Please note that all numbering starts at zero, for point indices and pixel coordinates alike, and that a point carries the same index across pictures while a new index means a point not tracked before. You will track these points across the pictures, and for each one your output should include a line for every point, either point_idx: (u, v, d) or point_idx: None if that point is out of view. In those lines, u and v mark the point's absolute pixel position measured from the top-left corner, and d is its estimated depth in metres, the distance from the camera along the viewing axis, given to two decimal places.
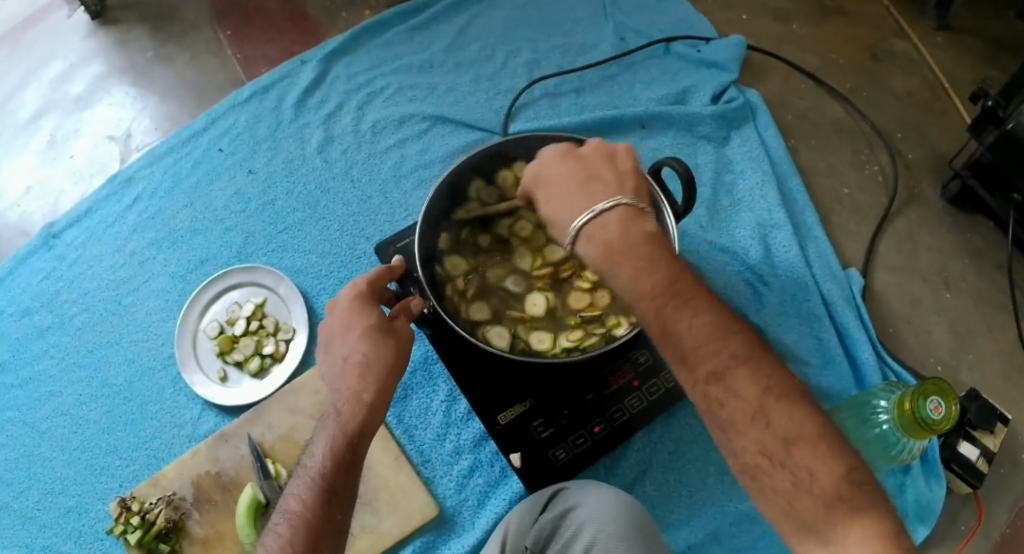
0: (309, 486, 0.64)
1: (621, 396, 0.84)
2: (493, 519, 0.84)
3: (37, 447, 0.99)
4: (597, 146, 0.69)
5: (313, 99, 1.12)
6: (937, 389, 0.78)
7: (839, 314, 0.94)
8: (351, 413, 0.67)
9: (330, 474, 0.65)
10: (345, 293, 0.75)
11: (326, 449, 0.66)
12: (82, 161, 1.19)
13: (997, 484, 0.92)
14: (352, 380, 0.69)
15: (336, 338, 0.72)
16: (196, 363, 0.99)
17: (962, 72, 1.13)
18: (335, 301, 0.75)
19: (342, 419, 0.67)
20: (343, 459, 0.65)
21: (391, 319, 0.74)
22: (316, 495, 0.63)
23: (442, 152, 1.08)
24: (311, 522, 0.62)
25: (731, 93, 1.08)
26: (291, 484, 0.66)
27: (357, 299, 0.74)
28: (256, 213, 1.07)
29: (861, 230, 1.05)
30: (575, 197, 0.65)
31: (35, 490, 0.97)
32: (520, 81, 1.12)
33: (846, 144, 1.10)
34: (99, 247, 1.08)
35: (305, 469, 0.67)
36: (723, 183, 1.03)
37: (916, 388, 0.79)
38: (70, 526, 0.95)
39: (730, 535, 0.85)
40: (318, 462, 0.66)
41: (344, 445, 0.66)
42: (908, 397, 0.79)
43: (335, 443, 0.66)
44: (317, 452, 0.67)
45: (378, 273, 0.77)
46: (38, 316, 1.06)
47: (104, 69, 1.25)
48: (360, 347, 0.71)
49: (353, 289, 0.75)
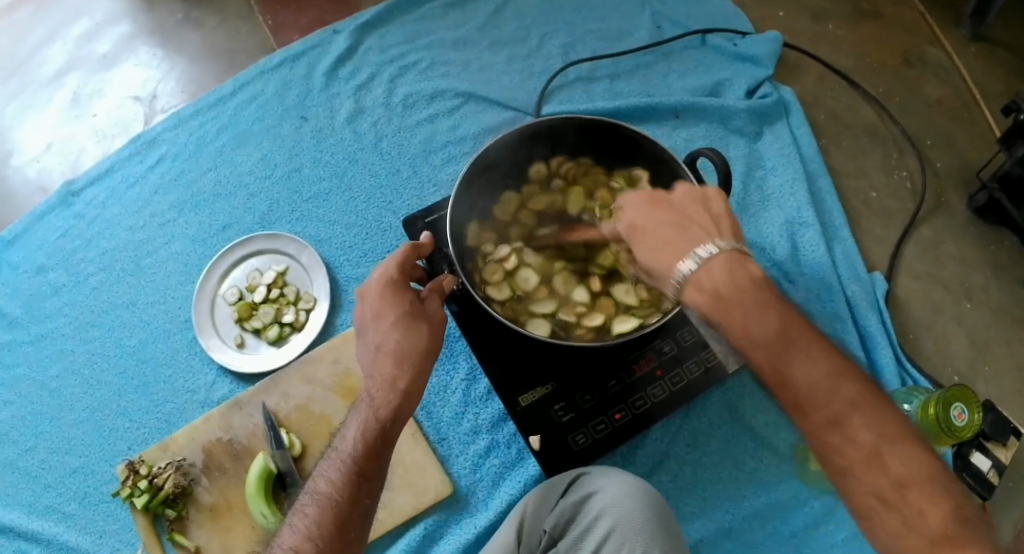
0: (340, 468, 0.67)
1: (644, 385, 0.83)
2: (507, 501, 0.84)
3: (46, 404, 0.99)
4: (687, 191, 0.70)
5: (345, 69, 1.11)
6: (962, 396, 0.79)
7: (862, 316, 0.94)
8: (385, 400, 0.69)
9: (361, 458, 0.67)
10: (377, 275, 0.73)
11: (358, 435, 0.68)
12: (104, 121, 1.19)
13: (1008, 496, 0.92)
14: (387, 367, 0.70)
15: (369, 323, 0.72)
16: (213, 328, 0.99)
17: (995, 84, 1.12)
18: (366, 283, 0.74)
19: (375, 404, 0.69)
20: (373, 444, 0.67)
21: (423, 301, 0.74)
22: (345, 478, 0.66)
23: (473, 129, 1.07)
24: (340, 505, 0.65)
25: (766, 88, 1.07)
26: (322, 464, 0.69)
27: (389, 284, 0.72)
28: (282, 180, 1.07)
29: (887, 235, 1.04)
30: (674, 243, 0.67)
31: (43, 448, 0.97)
32: (554, 64, 1.11)
33: (877, 147, 1.09)
34: (119, 207, 1.08)
35: (335, 450, 0.69)
36: (754, 178, 1.03)
37: (941, 394, 0.80)
38: (76, 487, 0.95)
39: (741, 531, 0.85)
40: (350, 445, 0.68)
41: (374, 430, 0.68)
42: (932, 402, 0.80)
43: (366, 428, 0.68)
44: (348, 435, 0.68)
45: (406, 252, 0.75)
46: (53, 274, 1.06)
47: (131, 29, 1.25)
48: (394, 335, 0.70)
49: (384, 271, 0.73)
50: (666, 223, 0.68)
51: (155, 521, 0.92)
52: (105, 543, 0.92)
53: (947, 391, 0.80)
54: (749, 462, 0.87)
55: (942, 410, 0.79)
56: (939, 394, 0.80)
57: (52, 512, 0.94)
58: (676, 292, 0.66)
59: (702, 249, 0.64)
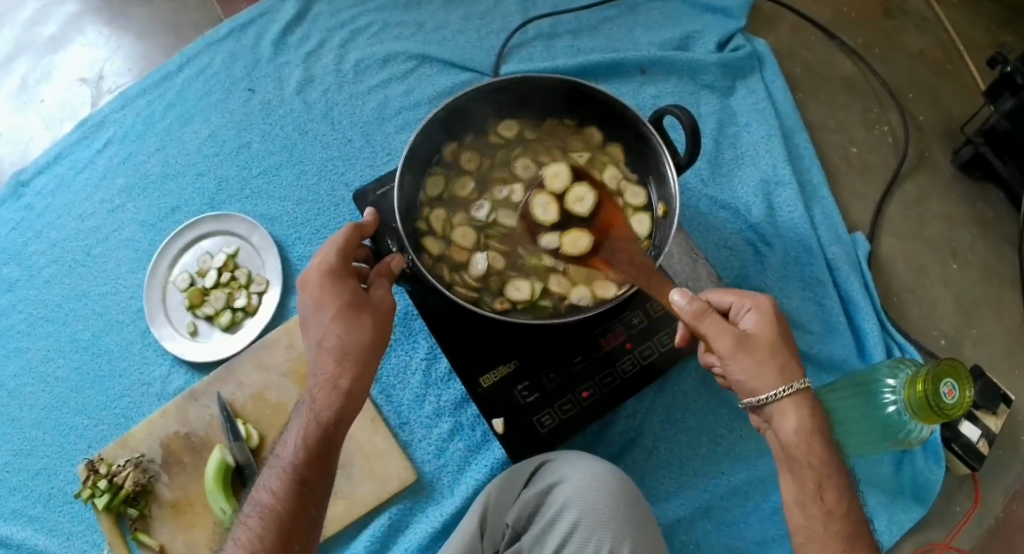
0: (280, 478, 0.63)
1: (613, 359, 0.78)
2: (473, 487, 0.80)
3: (3, 406, 0.94)
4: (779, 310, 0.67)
5: (293, 37, 1.05)
6: (952, 371, 0.67)
7: (844, 279, 0.90)
8: (325, 398, 0.64)
9: (302, 467, 0.63)
10: (318, 262, 0.66)
11: (299, 440, 0.63)
12: (53, 106, 1.13)
13: (995, 464, 0.90)
14: (329, 366, 0.64)
15: (310, 313, 0.65)
16: (165, 317, 0.94)
17: (977, 34, 1.06)
18: (306, 272, 0.67)
19: (315, 402, 0.64)
20: (315, 451, 0.63)
21: (368, 289, 0.68)
22: (287, 488, 0.62)
23: (428, 94, 1.02)
24: (282, 515, 0.62)
25: (738, 41, 1.02)
26: (266, 470, 0.65)
27: (332, 272, 0.66)
28: (231, 157, 1.01)
29: (868, 192, 1.00)
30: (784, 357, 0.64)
31: (5, 453, 0.92)
32: (513, 22, 1.05)
33: (856, 101, 1.04)
34: (68, 195, 1.01)
35: (277, 458, 0.64)
36: (727, 135, 0.98)
37: (929, 368, 0.67)
38: (40, 489, 0.90)
39: (722, 509, 0.81)
40: (291, 453, 0.63)
41: (317, 436, 0.63)
42: (919, 376, 0.68)
43: (307, 431, 0.64)
44: (289, 441, 0.64)
45: (350, 236, 0.68)
46: (7, 269, 0.99)
47: (79, 8, 1.17)
48: (335, 331, 0.64)
49: (326, 261, 0.66)
50: (753, 350, 0.63)
51: (118, 520, 0.87)
52: (73, 545, 0.88)
53: (936, 364, 0.68)
54: (728, 437, 0.83)
55: (930, 388, 0.66)
56: (928, 367, 0.68)
57: (17, 516, 0.89)
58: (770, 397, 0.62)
59: (790, 386, 0.62)
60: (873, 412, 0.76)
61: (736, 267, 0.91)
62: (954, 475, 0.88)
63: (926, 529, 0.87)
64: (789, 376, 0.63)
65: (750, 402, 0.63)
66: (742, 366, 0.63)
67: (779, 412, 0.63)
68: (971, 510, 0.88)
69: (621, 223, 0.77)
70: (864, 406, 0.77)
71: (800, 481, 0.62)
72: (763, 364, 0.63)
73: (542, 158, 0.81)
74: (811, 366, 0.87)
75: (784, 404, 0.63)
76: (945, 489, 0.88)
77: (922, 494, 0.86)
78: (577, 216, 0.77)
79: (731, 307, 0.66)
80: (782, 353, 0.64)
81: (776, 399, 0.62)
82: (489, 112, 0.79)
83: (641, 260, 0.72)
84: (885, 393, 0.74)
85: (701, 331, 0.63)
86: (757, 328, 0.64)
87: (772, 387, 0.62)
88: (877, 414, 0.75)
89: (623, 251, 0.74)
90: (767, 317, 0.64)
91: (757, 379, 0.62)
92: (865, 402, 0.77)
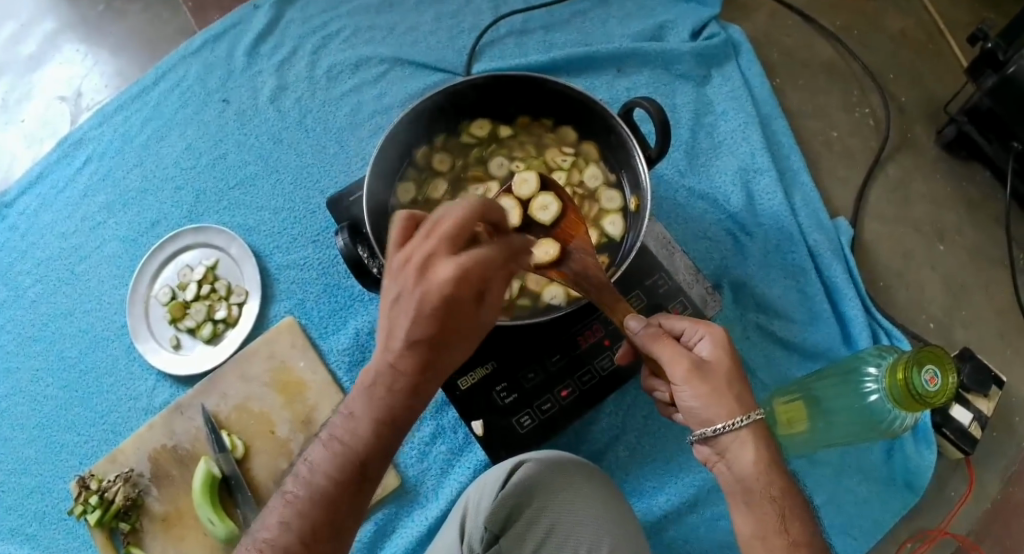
0: (337, 461, 0.49)
1: (592, 356, 0.78)
2: (457, 490, 0.79)
3: None
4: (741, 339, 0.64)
5: (265, 45, 1.04)
6: (933, 357, 0.66)
7: (827, 267, 0.89)
8: (372, 437, 0.49)
9: (366, 453, 0.49)
10: (434, 244, 0.48)
11: (367, 426, 0.49)
12: (33, 125, 1.12)
13: (988, 447, 0.89)
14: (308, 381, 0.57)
15: (398, 294, 0.49)
16: (148, 331, 0.93)
17: (959, 12, 1.05)
18: (430, 253, 0.48)
19: (345, 433, 0.50)
20: (387, 439, 0.50)
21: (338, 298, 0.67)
22: (345, 471, 0.49)
23: (400, 97, 1.01)
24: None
25: (712, 29, 1.01)
26: (274, 500, 0.51)
27: (469, 277, 0.48)
28: (208, 169, 1.00)
29: (851, 176, 0.99)
30: (742, 386, 0.61)
31: None
32: (485, 19, 1.04)
33: (836, 85, 1.03)
34: (52, 213, 1.01)
35: (333, 436, 0.50)
36: (704, 124, 0.97)
37: (909, 355, 0.66)
38: (34, 506, 0.90)
39: (709, 502, 0.80)
40: (353, 436, 0.49)
41: (388, 426, 0.49)
42: (900, 363, 0.67)
43: (337, 465, 0.49)
44: (353, 422, 0.50)
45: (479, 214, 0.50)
46: None
47: (55, 25, 1.16)
48: (424, 329, 0.48)
49: (465, 262, 0.48)
50: (710, 378, 0.60)
51: (111, 535, 0.87)
52: None
53: (917, 350, 0.66)
54: None
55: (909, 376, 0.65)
56: (909, 354, 0.67)
57: (14, 534, 0.89)
58: (719, 429, 0.59)
59: (752, 414, 0.59)
60: (856, 401, 0.75)
61: (716, 257, 0.90)
62: (946, 459, 0.88)
63: (919, 515, 0.87)
64: (745, 405, 0.60)
65: (703, 432, 0.60)
66: (694, 394, 0.60)
67: (738, 442, 0.59)
68: (966, 494, 0.87)
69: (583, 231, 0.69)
70: (848, 396, 0.76)
71: (760, 510, 0.58)
72: (719, 394, 0.59)
73: (516, 155, 0.81)
74: (795, 355, 0.87)
75: (735, 437, 0.59)
76: (938, 473, 0.87)
77: (914, 482, 0.84)
78: (540, 222, 0.70)
79: (685, 332, 0.64)
80: (741, 382, 0.61)
81: (732, 428, 0.59)
82: (459, 110, 0.78)
83: (599, 273, 0.66)
84: (868, 382, 0.73)
85: (656, 357, 0.61)
86: (716, 357, 0.61)
87: (728, 417, 0.59)
88: (861, 405, 0.74)
89: (581, 265, 0.67)
90: (724, 345, 0.61)
91: (713, 407, 0.59)
92: (849, 391, 0.76)
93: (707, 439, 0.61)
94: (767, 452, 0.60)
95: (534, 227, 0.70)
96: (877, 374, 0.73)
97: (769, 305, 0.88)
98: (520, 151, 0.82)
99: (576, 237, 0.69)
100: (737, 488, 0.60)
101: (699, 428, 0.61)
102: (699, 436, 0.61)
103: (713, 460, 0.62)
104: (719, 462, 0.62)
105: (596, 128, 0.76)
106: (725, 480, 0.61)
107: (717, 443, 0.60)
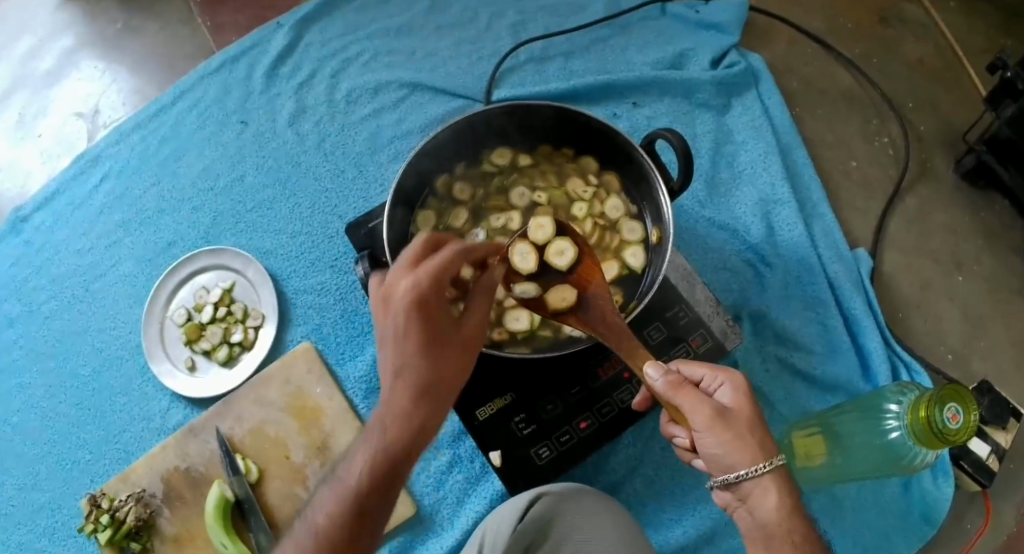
0: (336, 505, 0.53)
1: (611, 389, 0.77)
2: (473, 519, 0.79)
3: (8, 441, 0.93)
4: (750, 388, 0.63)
5: (285, 68, 1.05)
6: (958, 394, 0.65)
7: (846, 299, 0.88)
8: (371, 470, 0.53)
9: (364, 496, 0.53)
10: (392, 273, 0.57)
11: (362, 469, 0.53)
12: (49, 140, 1.13)
13: (1006, 481, 0.88)
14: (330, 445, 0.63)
15: (386, 335, 0.56)
16: (163, 352, 0.93)
17: (978, 40, 1.05)
18: (390, 282, 0.56)
19: (345, 475, 0.54)
20: (381, 480, 0.53)
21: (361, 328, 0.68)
22: (343, 515, 0.52)
23: (419, 122, 1.01)
24: None
25: (732, 57, 1.01)
26: (282, 541, 0.55)
27: (423, 286, 0.55)
28: (225, 191, 1.00)
29: (869, 207, 0.99)
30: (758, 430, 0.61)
31: (9, 486, 0.91)
32: (504, 45, 1.05)
33: (855, 113, 1.03)
34: (68, 230, 1.01)
35: (334, 482, 0.55)
36: (723, 154, 0.97)
37: (933, 392, 0.66)
38: (44, 523, 0.89)
39: (726, 535, 0.79)
40: (351, 480, 0.54)
41: (383, 466, 0.53)
42: (923, 400, 0.66)
43: (335, 508, 0.53)
44: (351, 468, 0.54)
45: (427, 244, 0.59)
46: (6, 305, 0.99)
47: (74, 41, 1.17)
48: (406, 352, 0.55)
49: (417, 274, 0.55)
50: (732, 424, 0.60)
51: None
52: None
53: (941, 388, 0.65)
54: None
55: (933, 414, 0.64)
56: (933, 391, 0.66)
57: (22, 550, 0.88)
58: (744, 476, 0.58)
59: (775, 459, 0.59)
60: (874, 438, 0.74)
61: (735, 289, 0.89)
62: (964, 493, 0.86)
63: (936, 547, 0.85)
64: (766, 451, 0.60)
65: (726, 478, 0.59)
66: (717, 440, 0.59)
67: (759, 488, 0.59)
68: (982, 526, 0.86)
69: (598, 276, 0.69)
70: (866, 432, 0.75)
71: None
72: (742, 440, 0.59)
73: (538, 185, 0.81)
74: (814, 387, 0.86)
75: (752, 483, 0.59)
76: (956, 507, 0.86)
77: (932, 515, 0.84)
78: (556, 268, 0.69)
79: (703, 379, 0.64)
80: (760, 428, 0.61)
81: (754, 475, 0.58)
82: (481, 139, 0.78)
83: (617, 319, 0.67)
84: (888, 418, 0.73)
85: (676, 404, 0.61)
86: (736, 404, 0.61)
87: (750, 464, 0.58)
88: (881, 442, 0.73)
89: (600, 310, 0.68)
90: (744, 392, 0.61)
91: (733, 454, 0.59)
92: (868, 425, 0.75)
93: (729, 485, 0.60)
94: (791, 501, 0.59)
95: (550, 273, 0.69)
96: (898, 411, 0.72)
97: (789, 337, 0.87)
98: (540, 180, 0.82)
99: (592, 283, 0.69)
100: (758, 533, 0.59)
101: (720, 474, 0.60)
102: (720, 482, 0.60)
103: (734, 506, 0.62)
104: (740, 507, 0.62)
105: (618, 158, 0.76)
106: (748, 521, 0.60)
107: (739, 489, 0.60)
